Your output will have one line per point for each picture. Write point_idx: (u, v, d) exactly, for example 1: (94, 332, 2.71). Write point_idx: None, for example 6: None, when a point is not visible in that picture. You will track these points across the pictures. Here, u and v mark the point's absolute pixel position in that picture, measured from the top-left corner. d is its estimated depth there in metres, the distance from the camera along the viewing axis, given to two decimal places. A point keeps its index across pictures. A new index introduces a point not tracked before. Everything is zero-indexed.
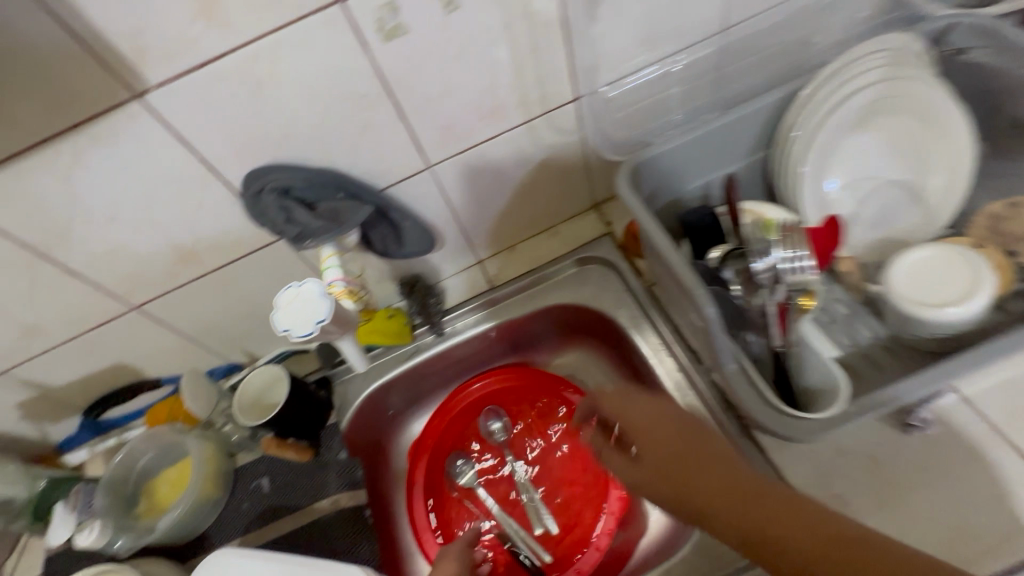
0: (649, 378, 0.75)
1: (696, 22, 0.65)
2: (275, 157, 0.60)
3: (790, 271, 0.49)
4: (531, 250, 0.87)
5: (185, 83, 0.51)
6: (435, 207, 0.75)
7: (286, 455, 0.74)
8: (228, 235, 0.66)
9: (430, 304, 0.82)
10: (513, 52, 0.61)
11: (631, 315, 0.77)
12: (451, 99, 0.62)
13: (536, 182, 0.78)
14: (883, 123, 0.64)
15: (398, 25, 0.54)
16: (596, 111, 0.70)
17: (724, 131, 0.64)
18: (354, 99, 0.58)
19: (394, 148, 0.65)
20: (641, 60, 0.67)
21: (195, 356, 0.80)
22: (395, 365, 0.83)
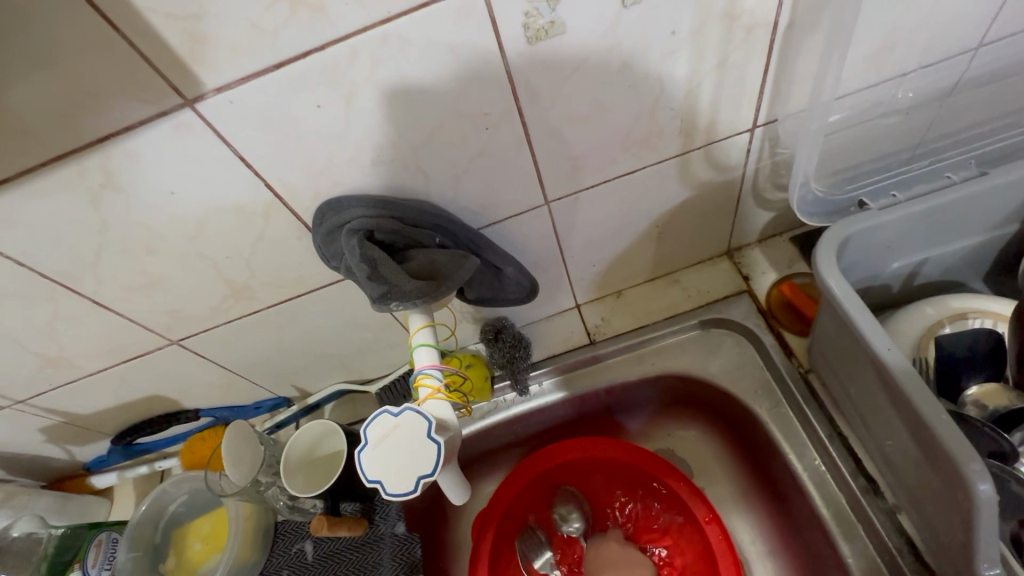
0: (791, 491, 0.59)
1: (946, 37, 0.46)
2: (359, 185, 0.45)
3: None
4: (644, 301, 0.70)
5: (252, 89, 0.36)
6: (541, 247, 0.59)
7: (338, 533, 0.61)
8: (290, 271, 0.52)
9: (517, 358, 0.67)
10: (691, 67, 0.44)
11: (774, 405, 0.61)
12: (596, 123, 0.46)
13: (669, 225, 0.62)
14: None
15: (553, 23, 0.38)
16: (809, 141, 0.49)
17: (973, 197, 0.46)
18: (472, 118, 0.43)
19: (510, 180, 0.49)
20: (856, 84, 0.48)
21: (240, 390, 0.69)
22: (468, 423, 0.70)
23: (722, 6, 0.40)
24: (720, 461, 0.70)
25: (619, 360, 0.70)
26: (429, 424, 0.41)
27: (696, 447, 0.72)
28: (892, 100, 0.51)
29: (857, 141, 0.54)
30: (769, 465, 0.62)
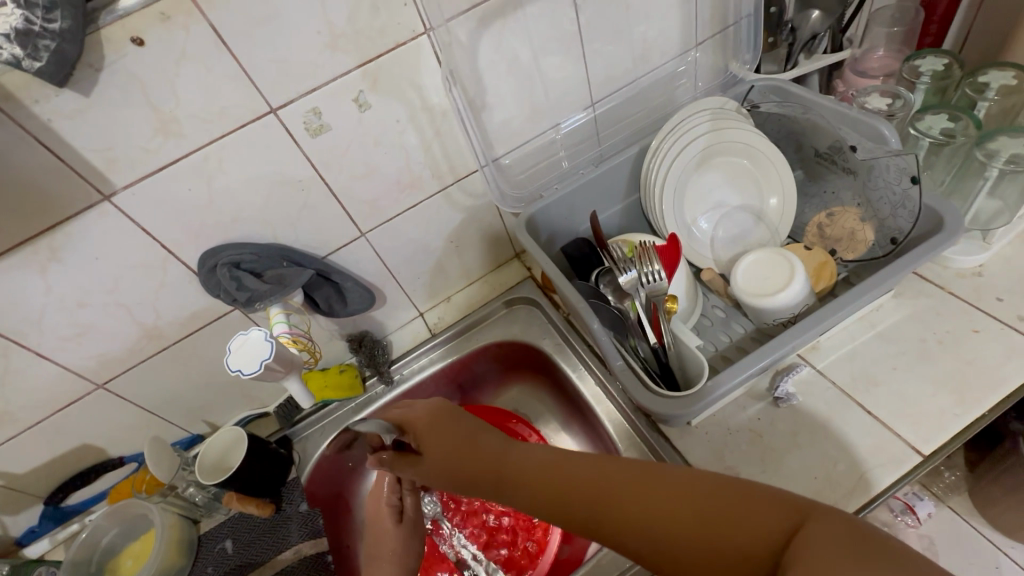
0: (578, 398, 0.86)
1: (566, 102, 0.83)
2: (228, 238, 0.71)
3: (649, 281, 0.68)
4: (466, 299, 0.98)
5: (145, 185, 0.62)
6: (373, 268, 0.86)
7: (247, 509, 0.79)
8: (187, 310, 0.75)
9: (378, 357, 0.91)
10: (420, 137, 0.76)
11: (555, 342, 0.90)
12: (374, 178, 0.76)
13: (460, 240, 0.92)
14: (720, 162, 0.80)
15: (322, 124, 0.68)
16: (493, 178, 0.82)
17: (599, 181, 0.80)
18: (291, 184, 0.71)
19: (331, 220, 0.77)
20: (528, 134, 0.83)
21: (158, 431, 0.85)
22: (350, 416, 0.91)
23: (420, 104, 0.73)
24: (546, 403, 0.96)
25: (458, 343, 0.96)
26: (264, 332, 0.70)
27: (528, 399, 0.98)
28: (557, 139, 0.86)
29: (549, 166, 0.88)
30: (565, 385, 0.89)
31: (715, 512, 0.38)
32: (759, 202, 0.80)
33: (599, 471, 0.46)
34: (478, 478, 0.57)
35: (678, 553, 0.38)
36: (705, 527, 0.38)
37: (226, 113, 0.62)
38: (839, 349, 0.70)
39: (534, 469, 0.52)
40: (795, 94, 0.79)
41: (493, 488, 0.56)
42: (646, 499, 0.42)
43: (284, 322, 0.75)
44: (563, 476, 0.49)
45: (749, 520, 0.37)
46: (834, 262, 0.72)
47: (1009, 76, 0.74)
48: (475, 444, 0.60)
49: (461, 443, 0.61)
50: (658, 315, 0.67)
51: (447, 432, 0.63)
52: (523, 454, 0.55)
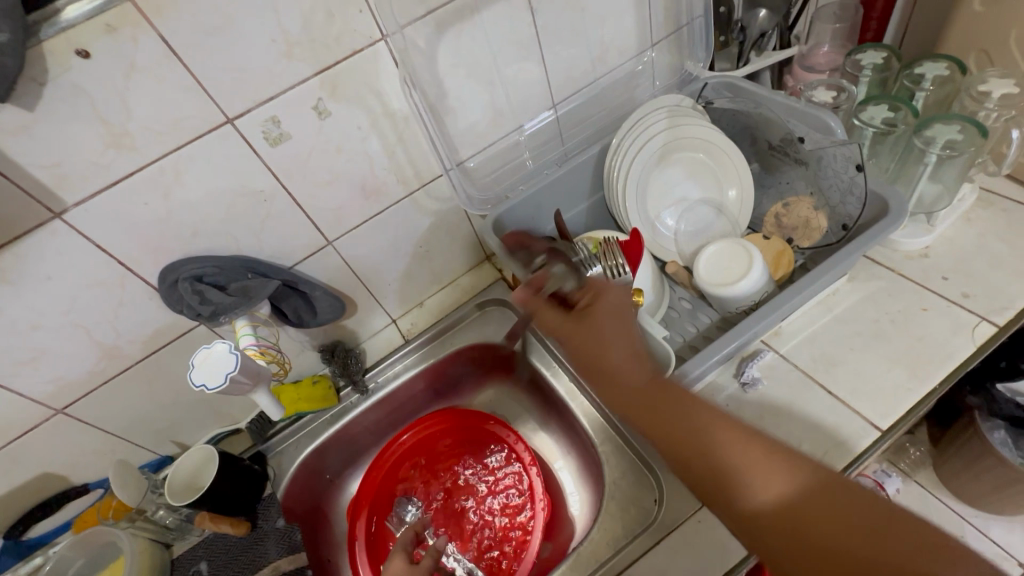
0: (553, 395, 0.87)
1: (528, 104, 0.84)
2: (189, 252, 0.70)
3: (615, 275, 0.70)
4: (438, 303, 0.98)
5: (98, 201, 0.61)
6: (342, 277, 0.86)
7: (222, 527, 0.77)
8: (149, 328, 0.73)
9: (351, 366, 0.90)
10: (383, 143, 0.76)
11: (528, 341, 0.90)
12: (338, 185, 0.76)
13: (430, 244, 0.92)
14: (680, 158, 0.82)
15: (282, 133, 0.67)
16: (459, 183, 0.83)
17: (563, 181, 0.81)
18: (253, 194, 0.70)
19: (296, 229, 0.76)
20: (492, 137, 0.84)
21: (124, 454, 0.83)
22: (326, 428, 0.90)
23: (382, 110, 0.73)
24: (522, 402, 0.96)
25: (432, 348, 0.96)
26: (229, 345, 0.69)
27: (504, 400, 0.98)
28: (521, 141, 0.87)
29: (515, 168, 0.89)
30: (540, 384, 0.90)
31: (852, 522, 0.44)
32: (719, 194, 0.83)
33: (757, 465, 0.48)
34: (602, 380, 0.56)
35: (776, 552, 0.46)
36: (817, 530, 0.44)
37: (181, 124, 0.61)
38: (800, 333, 0.73)
39: (654, 419, 0.52)
40: (746, 90, 0.81)
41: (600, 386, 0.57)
42: (789, 495, 0.46)
43: (251, 334, 0.74)
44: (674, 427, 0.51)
45: (894, 543, 0.42)
46: (791, 251, 0.75)
47: (942, 67, 0.79)
48: (642, 359, 0.56)
49: (615, 326, 0.58)
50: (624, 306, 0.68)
51: (613, 326, 0.58)
52: (636, 385, 0.54)
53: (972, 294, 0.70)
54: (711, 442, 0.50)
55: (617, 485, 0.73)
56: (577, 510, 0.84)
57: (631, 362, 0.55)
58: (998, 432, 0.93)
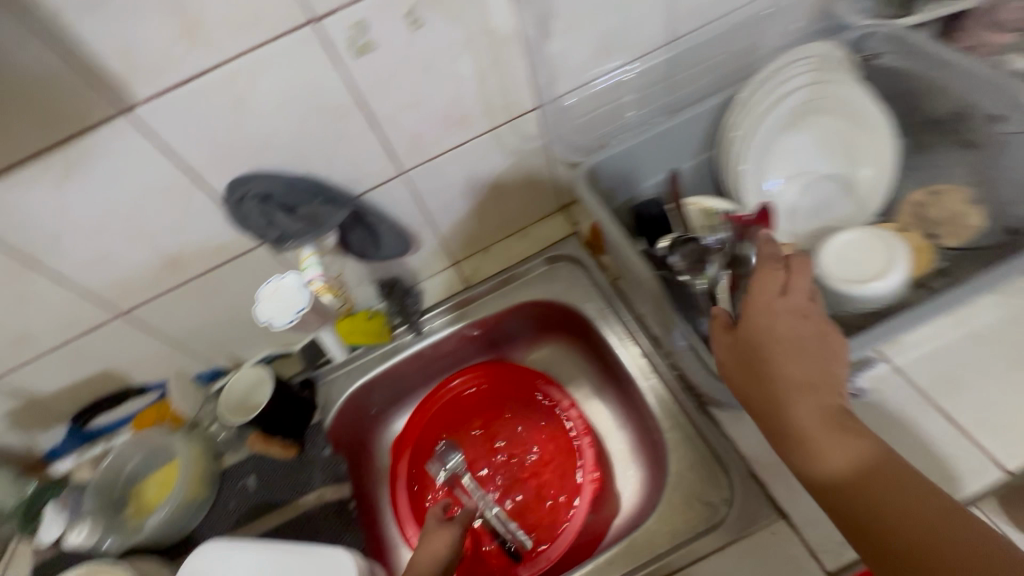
0: (617, 367, 0.81)
1: (644, 36, 0.72)
2: (258, 166, 0.64)
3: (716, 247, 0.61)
4: (503, 251, 0.91)
5: (167, 100, 0.55)
6: (410, 212, 0.80)
7: (273, 450, 0.78)
8: (212, 241, 0.69)
9: (409, 306, 0.86)
10: (475, 67, 0.66)
11: (598, 307, 0.83)
12: (421, 109, 0.67)
13: (505, 187, 0.84)
14: (816, 122, 0.70)
15: (368, 42, 0.59)
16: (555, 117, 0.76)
17: (673, 133, 0.70)
18: (330, 111, 0.63)
19: (370, 154, 0.69)
20: (594, 72, 0.73)
21: (181, 362, 0.83)
22: (377, 364, 0.88)
23: (480, 26, 0.63)
24: (580, 367, 0.91)
25: (491, 299, 0.90)
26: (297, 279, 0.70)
27: (561, 361, 0.93)
28: (627, 80, 0.75)
29: (613, 111, 0.78)
30: (603, 353, 0.84)
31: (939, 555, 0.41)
32: (852, 171, 0.70)
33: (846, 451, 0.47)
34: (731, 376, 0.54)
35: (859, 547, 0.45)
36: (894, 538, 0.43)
37: (259, 20, 0.53)
38: (923, 345, 0.63)
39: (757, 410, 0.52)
40: (914, 44, 0.66)
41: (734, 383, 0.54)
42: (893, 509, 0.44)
43: (315, 266, 0.70)
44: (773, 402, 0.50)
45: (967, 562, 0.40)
46: (930, 250, 0.64)
47: None
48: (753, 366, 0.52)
49: (786, 326, 0.51)
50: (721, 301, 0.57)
51: (765, 325, 0.51)
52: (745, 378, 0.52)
53: None
54: (786, 413, 0.49)
55: (680, 476, 0.68)
56: (628, 489, 0.80)
57: (790, 363, 0.50)
58: None
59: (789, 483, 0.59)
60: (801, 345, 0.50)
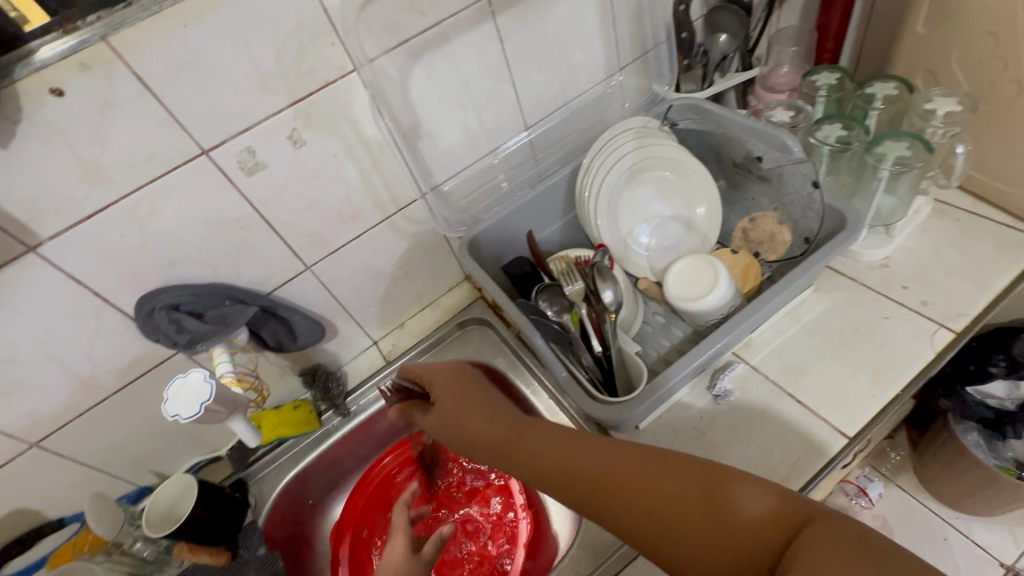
0: (533, 414, 0.89)
1: (500, 129, 0.88)
2: (165, 281, 0.70)
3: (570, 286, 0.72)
4: (419, 324, 1.00)
5: (73, 234, 0.61)
6: (321, 301, 0.87)
7: (200, 559, 0.76)
8: (126, 357, 0.73)
9: (332, 390, 0.91)
10: (360, 170, 0.78)
11: (508, 359, 0.93)
12: (314, 211, 0.77)
13: (409, 266, 0.93)
14: (649, 177, 0.86)
15: (257, 162, 0.69)
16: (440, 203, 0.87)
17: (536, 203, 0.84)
18: (229, 223, 0.71)
19: (274, 255, 0.77)
20: (465, 161, 0.87)
21: (102, 486, 0.82)
22: (308, 452, 0.91)
23: (356, 139, 0.75)
24: (503, 422, 0.98)
25: (414, 366, 0.98)
26: (203, 372, 0.70)
27: None
28: (494, 164, 0.90)
29: (489, 190, 0.91)
30: (520, 404, 0.92)
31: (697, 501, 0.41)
32: (687, 211, 0.86)
33: (705, 511, 0.41)
34: (562, 483, 0.48)
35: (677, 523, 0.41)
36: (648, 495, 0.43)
37: (155, 156, 0.62)
38: (767, 345, 0.76)
39: (583, 462, 0.47)
40: (704, 110, 0.86)
41: (567, 493, 0.47)
42: (665, 502, 0.42)
43: (227, 360, 0.75)
44: (643, 481, 0.44)
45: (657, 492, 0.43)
46: (758, 264, 0.78)
47: (891, 87, 0.79)
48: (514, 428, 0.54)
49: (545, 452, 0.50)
50: (600, 328, 0.69)
51: (457, 399, 0.61)
52: (589, 455, 0.48)
53: (930, 301, 0.73)
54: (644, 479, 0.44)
55: None
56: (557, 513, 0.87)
57: (649, 484, 0.44)
58: (972, 434, 1.13)
59: None
60: (614, 474, 0.45)
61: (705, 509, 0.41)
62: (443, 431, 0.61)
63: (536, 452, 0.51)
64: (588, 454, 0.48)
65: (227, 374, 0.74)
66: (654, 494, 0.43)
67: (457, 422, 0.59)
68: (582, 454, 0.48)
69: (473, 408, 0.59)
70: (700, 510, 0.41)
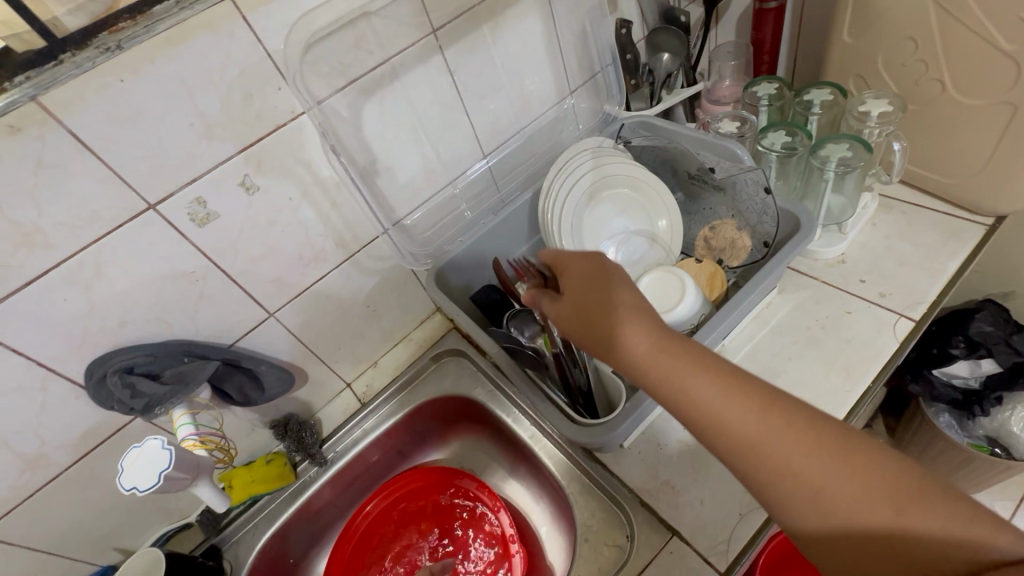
0: (516, 443, 0.87)
1: (459, 159, 0.88)
2: (117, 343, 0.66)
3: None
4: (392, 361, 0.97)
5: (9, 303, 0.58)
6: (288, 348, 0.84)
7: None
8: (77, 429, 0.68)
9: (307, 441, 0.87)
10: (318, 211, 0.76)
11: (487, 389, 0.92)
12: (273, 256, 0.75)
13: (377, 303, 0.91)
14: (609, 194, 0.87)
15: (208, 212, 0.67)
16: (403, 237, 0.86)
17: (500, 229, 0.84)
18: (183, 276, 0.68)
19: (233, 306, 0.75)
20: (426, 193, 0.87)
21: (59, 571, 0.76)
22: (285, 508, 0.86)
23: (312, 180, 0.74)
24: (488, 453, 0.96)
25: (391, 405, 0.95)
26: (159, 439, 0.65)
27: (472, 452, 0.98)
28: (455, 194, 0.90)
29: (453, 220, 0.91)
30: (503, 434, 0.90)
31: (857, 499, 0.41)
32: (650, 224, 0.87)
33: (841, 473, 0.42)
34: (709, 419, 0.46)
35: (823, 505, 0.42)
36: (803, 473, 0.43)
37: (98, 215, 0.59)
38: (740, 350, 0.76)
39: (743, 422, 0.45)
40: (657, 127, 0.89)
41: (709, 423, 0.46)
42: (819, 485, 0.42)
43: (189, 423, 0.71)
44: (805, 463, 0.43)
45: (818, 473, 0.42)
46: (723, 271, 0.80)
47: (826, 93, 0.83)
48: (666, 350, 0.49)
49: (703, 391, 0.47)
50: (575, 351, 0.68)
51: (588, 288, 0.55)
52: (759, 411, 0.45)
53: (889, 293, 0.75)
54: (803, 460, 0.43)
55: (589, 526, 0.72)
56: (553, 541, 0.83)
57: (812, 463, 0.43)
58: (944, 415, 1.16)
59: (672, 501, 0.65)
60: (773, 441, 0.44)
61: (856, 491, 0.41)
62: (562, 313, 0.55)
63: (683, 380, 0.47)
64: (748, 394, 0.46)
65: (189, 438, 0.70)
66: (810, 475, 0.43)
67: (582, 315, 0.53)
68: (739, 394, 0.46)
69: (603, 302, 0.52)
70: (851, 506, 0.41)
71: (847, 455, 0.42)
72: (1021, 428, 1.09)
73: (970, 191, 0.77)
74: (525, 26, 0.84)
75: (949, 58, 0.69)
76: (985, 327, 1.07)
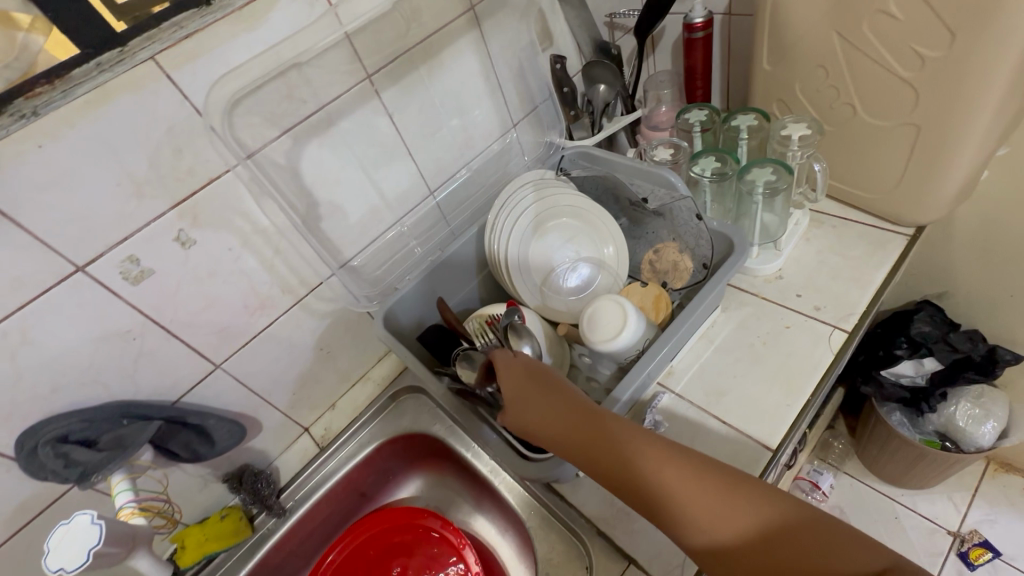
0: (479, 478, 0.87)
1: (405, 197, 0.89)
2: (50, 411, 0.64)
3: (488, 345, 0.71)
4: (351, 402, 0.96)
5: None
6: (239, 398, 0.82)
7: None
8: (9, 504, 0.65)
9: (263, 492, 0.85)
10: (261, 259, 0.76)
11: (446, 425, 0.92)
12: (217, 308, 0.74)
13: (331, 344, 0.90)
14: (556, 224, 0.88)
15: (143, 269, 0.66)
16: (351, 279, 0.84)
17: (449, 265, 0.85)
18: (119, 336, 0.67)
19: (177, 361, 0.73)
20: (374, 233, 0.87)
21: None
22: (243, 564, 0.84)
23: (253, 229, 0.73)
24: (453, 489, 0.95)
25: (351, 447, 0.94)
26: (89, 514, 0.62)
27: (437, 487, 0.97)
28: (404, 231, 0.91)
29: (403, 258, 0.91)
30: (466, 469, 0.90)
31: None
32: (599, 251, 0.88)
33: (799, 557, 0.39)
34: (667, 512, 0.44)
35: None
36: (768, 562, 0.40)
37: (21, 281, 0.58)
38: (687, 370, 0.78)
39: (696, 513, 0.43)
40: (598, 157, 0.92)
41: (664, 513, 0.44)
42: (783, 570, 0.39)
43: (127, 489, 0.68)
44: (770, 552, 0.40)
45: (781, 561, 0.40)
46: (668, 294, 0.82)
47: (752, 118, 0.88)
48: (613, 441, 0.48)
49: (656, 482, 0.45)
50: None
51: (534, 386, 0.55)
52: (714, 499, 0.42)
53: (823, 306, 0.79)
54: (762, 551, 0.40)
55: (550, 560, 0.72)
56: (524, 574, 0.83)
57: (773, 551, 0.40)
58: (896, 414, 1.20)
59: (628, 528, 0.66)
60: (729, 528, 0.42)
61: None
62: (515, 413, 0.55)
63: (622, 464, 0.46)
64: (694, 479, 0.44)
65: (126, 506, 0.67)
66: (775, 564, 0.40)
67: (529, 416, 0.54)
68: (686, 480, 0.44)
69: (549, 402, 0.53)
70: None
71: (783, 535, 0.40)
72: (965, 423, 1.13)
73: (891, 204, 0.81)
74: (461, 65, 0.86)
75: (856, 83, 0.74)
76: (925, 328, 1.11)
